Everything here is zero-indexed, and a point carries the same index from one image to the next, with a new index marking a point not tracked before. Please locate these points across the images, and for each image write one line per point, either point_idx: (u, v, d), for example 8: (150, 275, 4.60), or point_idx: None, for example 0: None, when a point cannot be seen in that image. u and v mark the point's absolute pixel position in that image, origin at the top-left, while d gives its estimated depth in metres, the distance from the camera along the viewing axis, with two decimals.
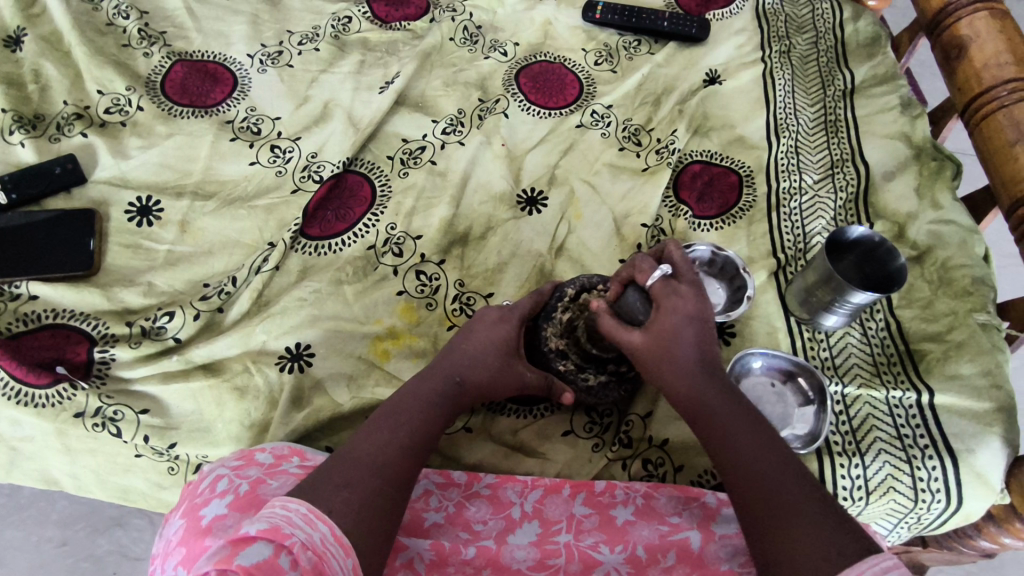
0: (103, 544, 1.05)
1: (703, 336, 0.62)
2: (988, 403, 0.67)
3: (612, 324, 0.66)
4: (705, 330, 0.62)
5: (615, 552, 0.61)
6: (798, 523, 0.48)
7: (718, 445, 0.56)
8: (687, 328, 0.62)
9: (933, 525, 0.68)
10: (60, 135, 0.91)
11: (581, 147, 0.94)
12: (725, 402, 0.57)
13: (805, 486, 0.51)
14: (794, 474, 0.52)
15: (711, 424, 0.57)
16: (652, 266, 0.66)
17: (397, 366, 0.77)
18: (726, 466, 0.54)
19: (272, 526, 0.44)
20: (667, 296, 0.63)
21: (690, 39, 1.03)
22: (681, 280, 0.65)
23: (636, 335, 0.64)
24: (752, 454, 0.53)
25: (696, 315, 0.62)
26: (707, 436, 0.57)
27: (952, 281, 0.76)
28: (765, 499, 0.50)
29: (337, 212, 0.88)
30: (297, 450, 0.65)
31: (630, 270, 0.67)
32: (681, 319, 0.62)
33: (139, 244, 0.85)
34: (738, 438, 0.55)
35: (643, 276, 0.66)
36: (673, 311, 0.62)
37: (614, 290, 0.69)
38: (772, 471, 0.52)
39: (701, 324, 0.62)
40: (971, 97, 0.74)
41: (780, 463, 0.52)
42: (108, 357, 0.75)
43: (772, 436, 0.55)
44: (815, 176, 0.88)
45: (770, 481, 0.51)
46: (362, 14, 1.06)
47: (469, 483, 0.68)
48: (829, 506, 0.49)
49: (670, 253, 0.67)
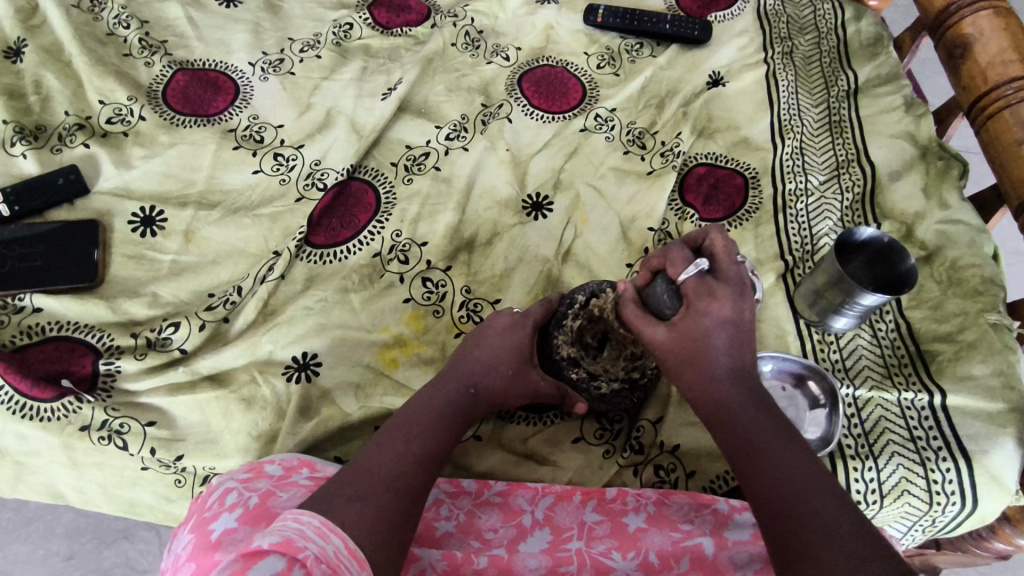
0: (110, 556, 1.04)
1: (739, 342, 0.57)
2: (1001, 404, 0.67)
3: (635, 315, 0.61)
4: (740, 334, 0.57)
5: (627, 559, 0.60)
6: (829, 543, 0.47)
7: (745, 457, 0.54)
8: (719, 332, 0.57)
9: (949, 528, 0.67)
10: (62, 146, 0.91)
11: (585, 151, 0.94)
12: (753, 412, 0.55)
13: (836, 501, 0.50)
14: (824, 488, 0.51)
15: (734, 435, 0.55)
16: (688, 261, 0.60)
17: (404, 374, 0.77)
18: (754, 479, 0.53)
19: (285, 539, 0.44)
20: (702, 295, 0.57)
21: (693, 41, 1.02)
22: (721, 278, 0.58)
23: (660, 332, 0.59)
24: (783, 469, 0.52)
25: (731, 319, 0.57)
26: (732, 446, 0.55)
27: (962, 280, 0.76)
28: (797, 514, 0.49)
29: (341, 219, 0.87)
30: (307, 461, 0.64)
31: (663, 260, 0.61)
32: (716, 323, 0.56)
33: (142, 255, 0.84)
34: (768, 452, 0.53)
35: (678, 271, 0.60)
36: (707, 311, 0.56)
37: (643, 277, 0.63)
38: (800, 486, 0.51)
39: (736, 328, 0.57)
40: (977, 96, 0.74)
41: (810, 477, 0.51)
42: (112, 370, 0.74)
43: (800, 444, 0.54)
44: (822, 177, 0.87)
45: (804, 497, 0.50)
46: (363, 20, 1.06)
47: (479, 492, 0.68)
48: (860, 521, 0.49)
49: (713, 243, 0.60)
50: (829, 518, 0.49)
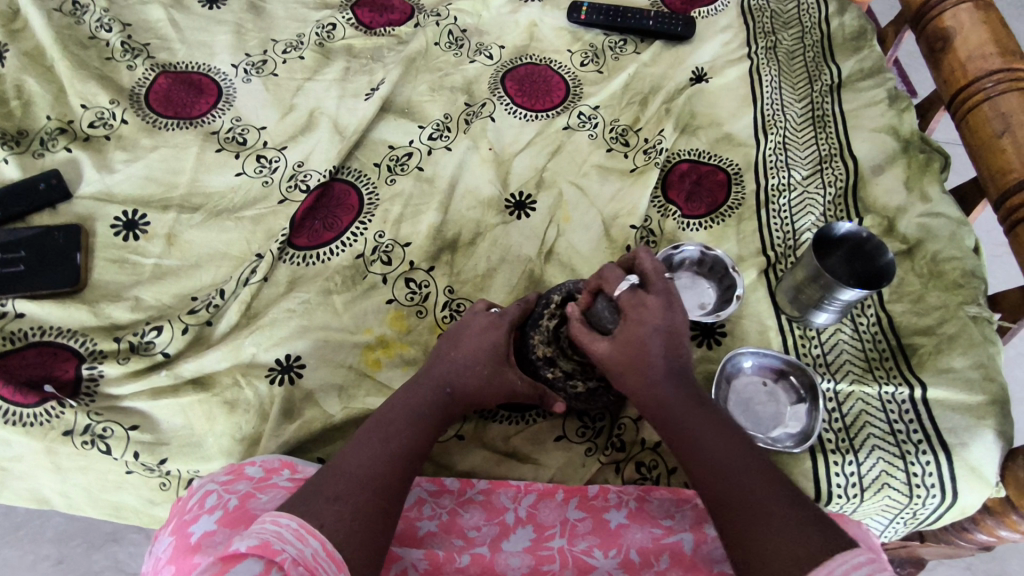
0: (100, 559, 1.05)
1: (673, 348, 0.60)
2: (980, 396, 0.67)
3: (580, 332, 0.63)
4: (673, 341, 0.60)
5: (609, 556, 0.60)
6: (771, 523, 0.48)
7: (688, 456, 0.55)
8: (655, 340, 0.59)
9: (930, 520, 0.67)
10: (44, 151, 0.91)
11: (569, 149, 0.94)
12: (693, 409, 0.57)
13: (775, 486, 0.51)
14: (763, 476, 0.52)
15: (678, 435, 0.57)
16: (619, 275, 0.63)
17: (387, 375, 0.77)
18: (698, 477, 0.54)
19: (263, 542, 0.45)
20: (635, 307, 0.60)
21: (676, 37, 1.02)
22: (652, 290, 0.61)
23: (602, 346, 0.61)
24: (726, 458, 0.53)
25: (664, 327, 0.59)
26: (676, 447, 0.57)
27: (942, 274, 0.76)
28: (736, 502, 0.50)
29: (324, 220, 0.88)
30: (288, 463, 0.64)
31: (598, 279, 0.64)
32: (650, 331, 0.59)
33: (125, 259, 0.84)
34: (709, 448, 0.54)
35: (610, 287, 0.62)
36: (641, 322, 0.59)
37: (583, 299, 0.65)
38: (743, 472, 0.52)
39: (669, 335, 0.60)
40: (957, 89, 0.74)
41: (749, 467, 0.52)
42: (96, 374, 0.75)
43: (739, 437, 0.55)
44: (804, 172, 0.88)
45: (744, 486, 0.51)
46: (346, 21, 1.06)
47: (461, 490, 0.68)
48: (798, 502, 0.49)
49: (640, 260, 0.63)
50: (768, 502, 0.49)
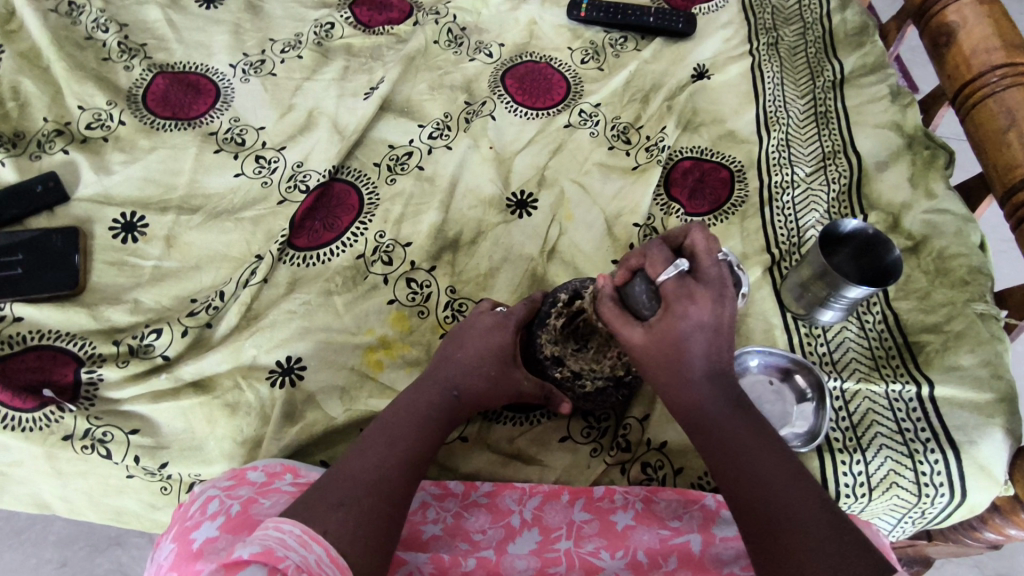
0: (102, 563, 1.04)
1: (716, 344, 0.57)
2: (989, 394, 0.67)
3: (614, 314, 0.60)
4: (718, 337, 0.57)
5: (616, 558, 0.60)
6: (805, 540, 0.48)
7: (723, 458, 0.55)
8: (697, 336, 0.56)
9: (938, 519, 0.67)
10: (40, 152, 0.90)
11: (570, 147, 0.93)
12: (726, 411, 0.56)
13: (812, 498, 0.50)
14: (800, 486, 0.51)
15: (712, 436, 0.56)
16: (667, 260, 0.58)
17: (389, 376, 0.76)
18: (731, 480, 0.53)
19: (266, 548, 0.44)
20: (680, 298, 0.56)
21: (677, 34, 1.02)
22: (700, 280, 0.57)
23: (637, 333, 0.58)
24: (759, 467, 0.52)
25: (710, 323, 0.56)
26: (710, 447, 0.56)
27: (949, 271, 0.76)
28: (773, 512, 0.50)
29: (324, 220, 0.87)
30: (291, 467, 0.64)
31: (641, 259, 0.60)
32: (693, 327, 0.56)
33: (124, 261, 0.84)
34: (746, 454, 0.54)
35: (657, 271, 0.58)
36: (684, 316, 0.56)
37: (621, 275, 0.61)
38: (777, 483, 0.51)
39: (714, 331, 0.56)
40: (961, 85, 0.73)
41: (787, 476, 0.52)
42: (95, 378, 0.74)
43: (776, 442, 0.54)
44: (808, 168, 0.87)
45: (780, 495, 0.51)
46: (344, 19, 1.05)
47: (466, 493, 0.67)
48: (834, 515, 0.49)
49: (693, 244, 0.58)
50: (806, 516, 0.49)
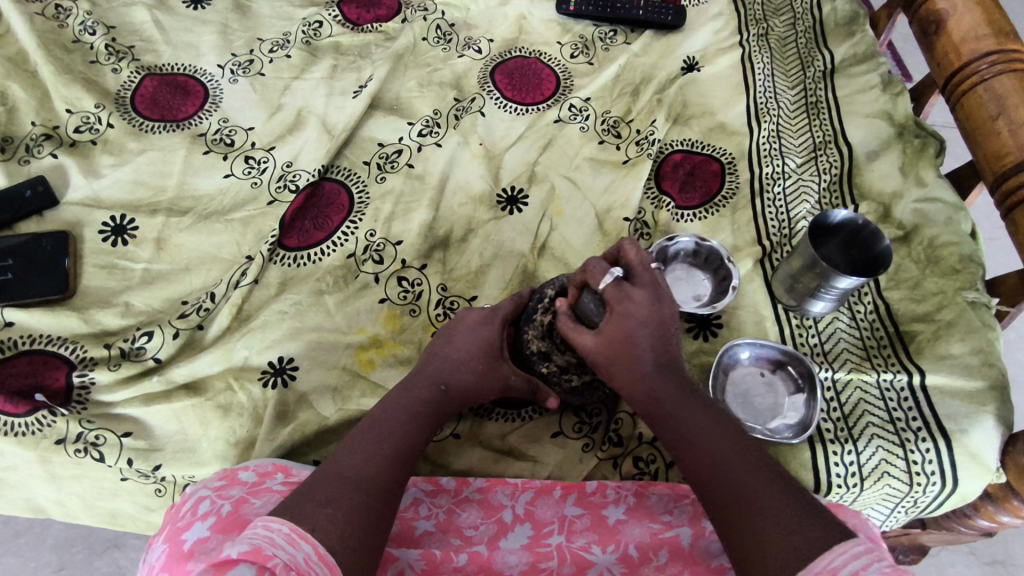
0: (102, 566, 1.04)
1: (662, 341, 0.59)
2: (979, 382, 0.67)
3: (567, 327, 0.63)
4: (661, 334, 0.59)
5: (607, 552, 0.60)
6: (771, 519, 0.47)
7: (684, 453, 0.54)
8: (642, 333, 0.58)
9: (931, 508, 0.67)
10: (29, 157, 0.90)
11: (560, 142, 0.93)
12: (685, 403, 0.56)
13: (773, 478, 0.50)
14: (760, 469, 0.51)
15: (672, 428, 0.56)
16: (604, 269, 0.61)
17: (381, 375, 0.76)
18: (693, 470, 0.53)
19: (254, 547, 0.44)
20: (621, 302, 0.59)
21: (667, 27, 1.01)
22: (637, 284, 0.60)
23: (590, 340, 0.60)
24: (720, 452, 0.52)
25: (651, 320, 0.58)
26: (671, 441, 0.56)
27: (940, 259, 0.76)
28: (737, 496, 0.50)
29: (314, 220, 0.87)
30: (282, 466, 0.64)
31: (581, 273, 0.63)
32: (636, 326, 0.58)
33: (114, 264, 0.84)
34: (705, 441, 0.53)
35: (595, 279, 0.61)
36: (627, 317, 0.58)
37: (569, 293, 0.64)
38: (738, 467, 0.51)
39: (657, 328, 0.58)
40: (951, 73, 0.73)
41: (746, 462, 0.52)
42: (87, 382, 0.74)
43: (734, 430, 0.55)
44: (798, 159, 0.87)
45: (742, 477, 0.50)
46: (332, 18, 1.05)
47: (458, 489, 0.67)
48: (796, 493, 0.49)
49: (625, 251, 0.62)
50: (769, 496, 0.49)
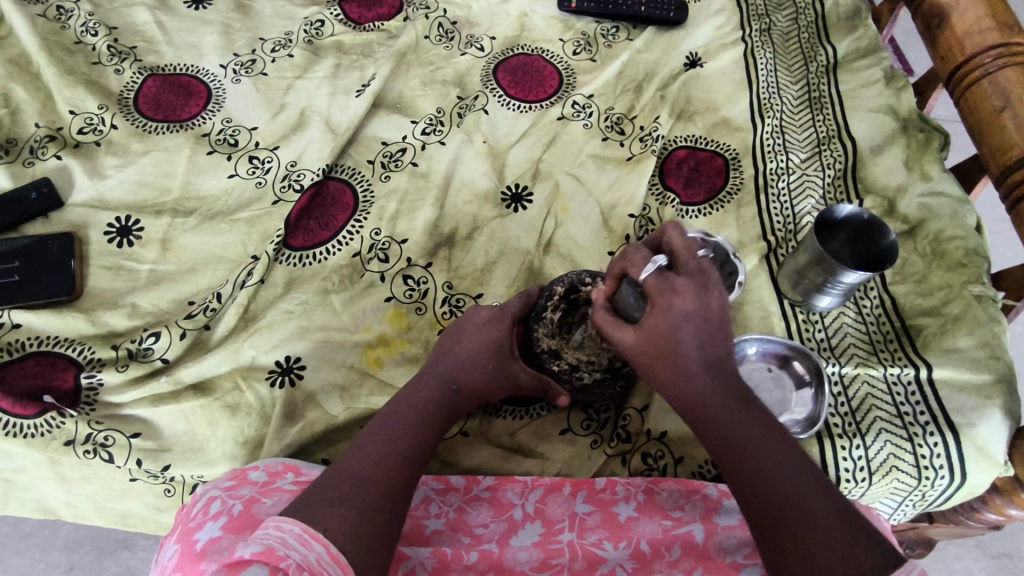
0: (111, 566, 1.05)
1: (709, 335, 0.56)
2: (987, 375, 0.67)
3: (605, 320, 0.61)
4: (709, 327, 0.56)
5: (618, 549, 0.60)
6: (819, 535, 0.48)
7: (732, 456, 0.54)
8: (687, 328, 0.55)
9: (939, 501, 0.67)
10: (33, 159, 0.90)
11: (564, 139, 0.93)
12: (730, 404, 0.55)
13: (820, 490, 0.50)
14: (809, 482, 0.51)
15: (715, 430, 0.55)
16: (647, 258, 0.58)
17: (389, 373, 0.77)
18: (737, 474, 0.53)
19: (266, 547, 0.45)
20: (664, 294, 0.55)
21: (669, 23, 1.01)
22: (682, 274, 0.57)
23: (629, 336, 0.59)
24: (765, 460, 0.52)
25: (698, 313, 0.55)
26: (713, 441, 0.55)
27: (945, 253, 0.76)
28: (784, 509, 0.50)
29: (319, 220, 0.87)
30: (292, 466, 0.64)
31: (621, 263, 0.60)
32: (681, 320, 0.55)
33: (120, 265, 0.84)
34: (749, 447, 0.53)
35: (636, 270, 0.58)
36: (671, 310, 0.55)
37: (609, 282, 0.62)
38: (785, 477, 0.51)
39: (704, 322, 0.55)
40: (955, 67, 0.73)
41: (797, 473, 0.51)
42: (95, 383, 0.74)
43: (784, 436, 0.54)
44: (803, 155, 0.87)
45: (788, 489, 0.51)
46: (334, 17, 1.05)
47: (468, 488, 0.67)
48: (845, 509, 0.49)
49: (670, 239, 0.59)
50: (816, 511, 0.49)
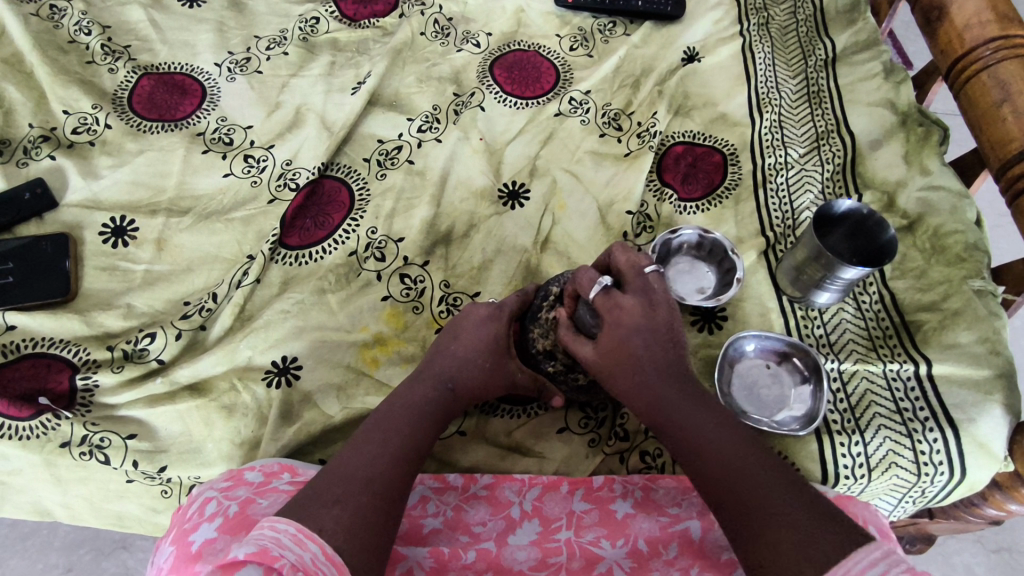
0: (110, 567, 1.05)
1: (659, 344, 0.59)
2: (987, 370, 0.66)
3: (566, 338, 0.65)
4: (658, 337, 0.59)
5: (616, 547, 0.60)
6: (778, 519, 0.47)
7: (692, 456, 0.54)
8: (636, 339, 0.59)
9: (938, 498, 0.67)
10: (27, 159, 0.89)
11: (561, 136, 0.92)
12: (688, 406, 0.56)
13: (781, 479, 0.49)
14: (771, 473, 0.50)
15: (676, 431, 0.55)
16: (593, 279, 0.63)
17: (386, 373, 0.76)
18: (699, 472, 0.53)
19: (261, 548, 0.44)
20: (610, 310, 0.60)
21: (666, 18, 1.01)
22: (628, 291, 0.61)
23: (587, 350, 0.62)
24: (724, 454, 0.52)
25: (645, 325, 0.59)
26: (674, 443, 0.55)
27: (945, 248, 0.75)
28: (744, 498, 0.49)
29: (315, 219, 0.86)
30: (288, 466, 0.64)
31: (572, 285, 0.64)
32: (629, 332, 0.59)
33: (115, 266, 0.83)
34: (709, 443, 0.53)
35: (585, 290, 0.63)
36: (618, 324, 0.59)
37: (567, 304, 0.67)
38: (745, 468, 0.51)
39: (653, 333, 0.59)
40: (954, 60, 0.72)
41: (757, 464, 0.51)
42: (90, 384, 0.74)
43: (746, 434, 0.54)
44: (801, 150, 0.86)
45: (749, 480, 0.50)
46: (330, 14, 1.04)
47: (465, 486, 0.67)
48: (808, 495, 0.48)
49: (615, 259, 0.63)
50: (777, 497, 0.48)
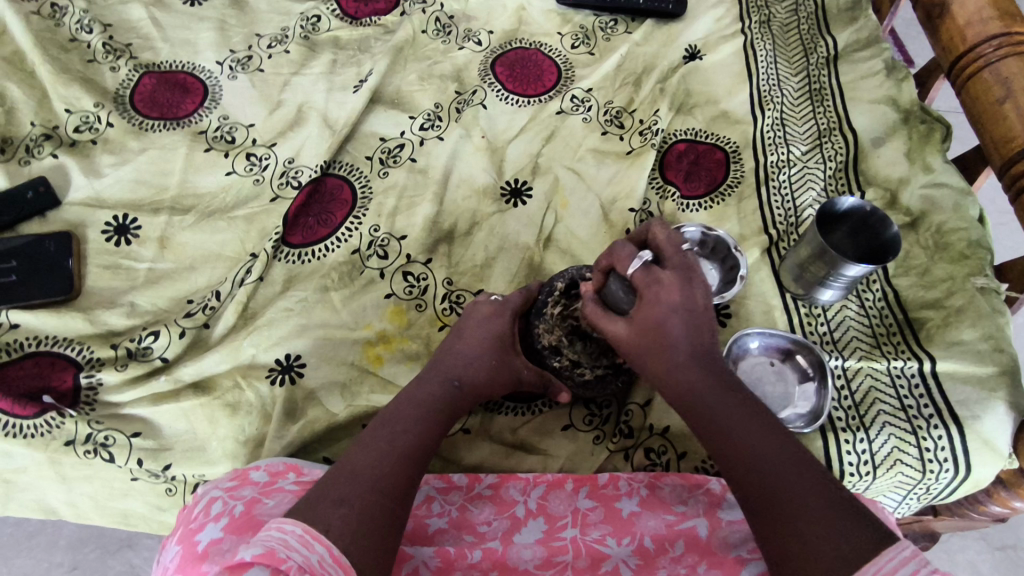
0: (115, 565, 1.05)
1: (694, 326, 0.57)
2: (990, 367, 0.66)
3: (595, 312, 0.62)
4: (693, 318, 0.57)
5: (622, 545, 0.60)
6: (808, 515, 0.47)
7: (722, 443, 0.53)
8: (673, 319, 0.57)
9: (943, 494, 0.67)
10: (29, 158, 0.89)
11: (563, 133, 0.92)
12: (720, 392, 0.54)
13: (811, 473, 0.49)
14: (801, 466, 0.50)
15: (706, 417, 0.54)
16: (631, 254, 0.60)
17: (389, 370, 0.76)
18: (728, 459, 0.52)
19: (268, 550, 0.44)
20: (650, 287, 0.58)
21: (667, 15, 1.01)
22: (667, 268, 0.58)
23: (620, 327, 0.60)
24: (755, 445, 0.51)
25: (682, 304, 0.57)
26: (702, 429, 0.54)
27: (948, 245, 0.75)
28: (775, 491, 0.49)
29: (318, 217, 0.86)
30: (293, 466, 0.64)
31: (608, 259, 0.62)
32: (667, 310, 0.56)
33: (118, 265, 0.83)
34: (740, 432, 0.52)
35: (623, 265, 0.60)
36: (657, 301, 0.57)
37: (596, 278, 0.64)
38: (777, 460, 0.50)
39: (689, 313, 0.57)
40: (956, 57, 0.72)
41: (789, 457, 0.50)
42: (94, 383, 0.74)
43: (777, 424, 0.53)
44: (804, 147, 0.86)
45: (779, 473, 0.49)
46: (331, 12, 1.04)
47: (470, 485, 0.67)
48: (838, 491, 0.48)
49: (654, 236, 0.60)
50: (807, 492, 0.48)
